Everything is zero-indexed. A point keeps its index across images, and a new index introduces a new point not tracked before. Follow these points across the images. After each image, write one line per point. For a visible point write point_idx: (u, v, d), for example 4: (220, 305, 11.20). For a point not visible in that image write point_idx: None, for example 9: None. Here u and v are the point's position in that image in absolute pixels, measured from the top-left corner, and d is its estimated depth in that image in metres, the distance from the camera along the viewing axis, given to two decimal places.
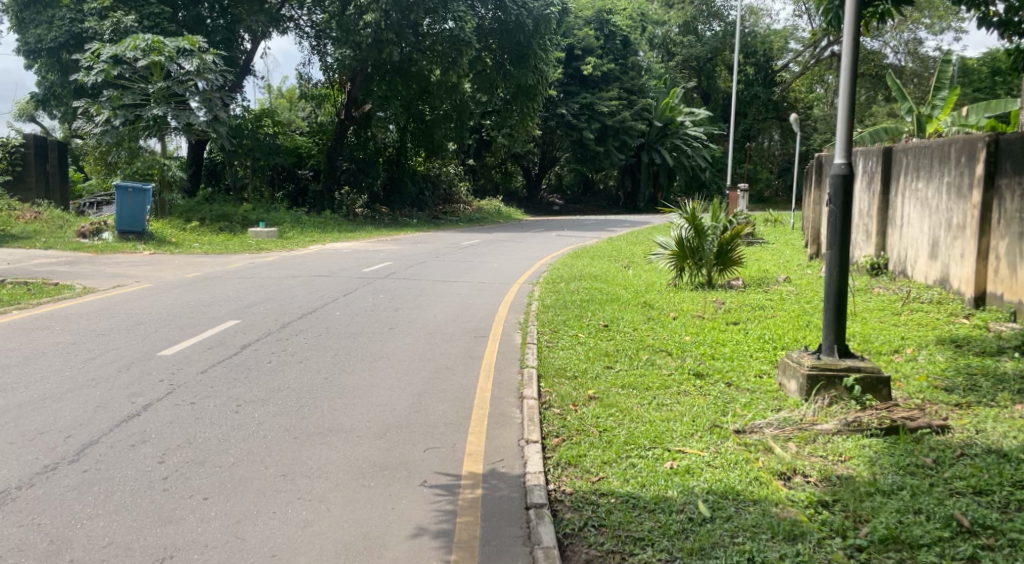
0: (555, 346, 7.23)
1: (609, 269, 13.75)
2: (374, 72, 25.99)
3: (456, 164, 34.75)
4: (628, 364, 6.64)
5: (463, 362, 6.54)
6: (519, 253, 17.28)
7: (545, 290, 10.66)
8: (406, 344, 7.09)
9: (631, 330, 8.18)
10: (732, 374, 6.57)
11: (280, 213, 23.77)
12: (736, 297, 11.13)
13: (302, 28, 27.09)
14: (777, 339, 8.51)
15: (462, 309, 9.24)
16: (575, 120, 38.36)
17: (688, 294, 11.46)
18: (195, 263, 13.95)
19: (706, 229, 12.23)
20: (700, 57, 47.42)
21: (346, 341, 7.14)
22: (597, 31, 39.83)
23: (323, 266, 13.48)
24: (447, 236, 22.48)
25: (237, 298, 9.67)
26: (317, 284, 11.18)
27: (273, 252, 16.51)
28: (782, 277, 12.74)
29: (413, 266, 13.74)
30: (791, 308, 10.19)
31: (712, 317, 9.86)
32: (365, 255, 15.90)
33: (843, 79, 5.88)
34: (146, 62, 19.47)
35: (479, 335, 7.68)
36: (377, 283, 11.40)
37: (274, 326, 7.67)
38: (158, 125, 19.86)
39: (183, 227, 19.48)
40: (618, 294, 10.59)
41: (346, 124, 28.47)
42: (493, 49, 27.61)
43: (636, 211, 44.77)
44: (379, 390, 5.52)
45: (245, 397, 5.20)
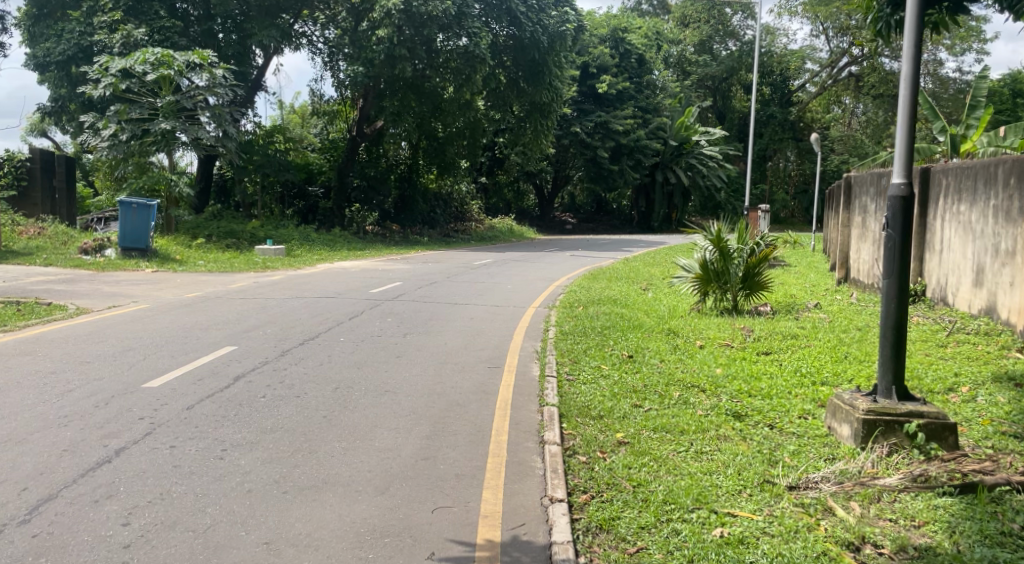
0: (577, 380, 6.63)
1: (628, 292, 13.14)
2: (386, 88, 25.64)
3: (468, 182, 34.37)
4: (660, 403, 6.02)
5: (478, 397, 5.95)
6: (533, 273, 16.71)
7: (563, 315, 10.07)
8: (415, 377, 6.51)
9: (658, 362, 7.55)
10: (774, 415, 5.94)
11: (288, 231, 23.34)
12: (765, 325, 10.50)
13: (315, 45, 26.80)
14: (815, 373, 7.86)
15: (474, 335, 8.66)
16: (589, 139, 37.93)
17: (714, 321, 10.83)
18: (199, 282, 13.46)
19: (732, 252, 11.69)
20: (715, 77, 47.02)
21: (349, 372, 6.56)
22: (612, 49, 39.47)
23: (329, 286, 12.96)
24: (457, 255, 21.98)
25: (237, 320, 9.15)
26: (323, 306, 10.64)
27: (280, 270, 16.03)
28: (812, 304, 12.09)
29: (423, 287, 13.20)
30: (825, 337, 9.55)
31: (742, 347, 9.22)
32: (373, 274, 15.37)
33: (903, 91, 5.34)
34: (156, 76, 19.10)
35: (494, 366, 7.09)
36: (385, 305, 10.84)
37: (273, 354, 7.11)
38: (166, 140, 19.51)
39: (189, 244, 19.09)
40: (640, 320, 9.98)
41: (357, 141, 28.04)
42: (508, 66, 27.21)
43: (650, 230, 44.17)
44: (384, 432, 4.93)
45: (231, 440, 4.62)
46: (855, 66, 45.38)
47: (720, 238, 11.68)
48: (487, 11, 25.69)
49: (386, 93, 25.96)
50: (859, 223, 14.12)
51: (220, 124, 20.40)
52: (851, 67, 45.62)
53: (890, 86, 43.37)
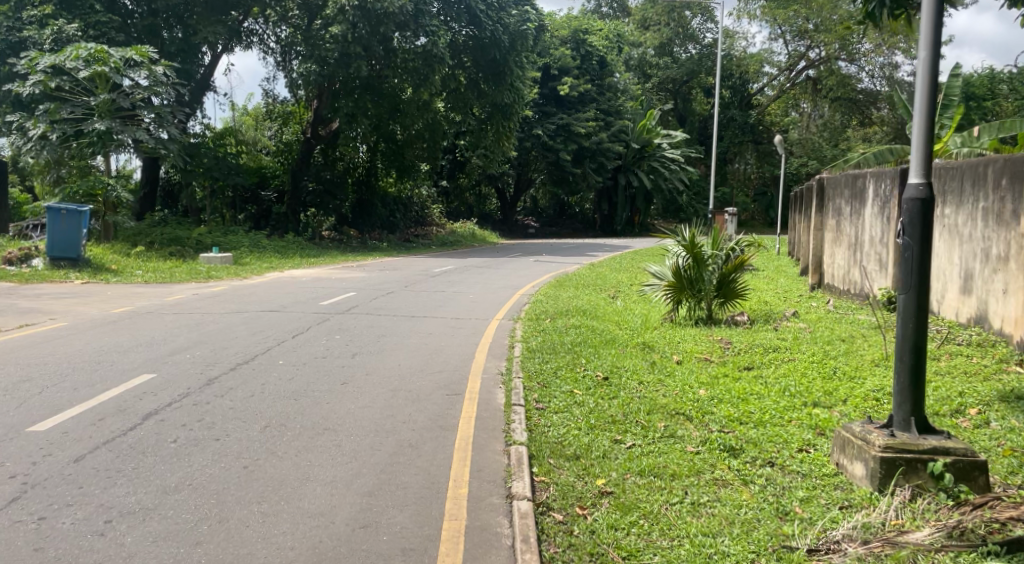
0: (547, 409, 5.81)
1: (596, 301, 12.37)
2: (340, 87, 24.58)
3: (428, 186, 33.45)
4: (645, 436, 5.24)
5: (433, 434, 5.10)
6: (495, 281, 15.89)
7: (529, 330, 9.25)
8: (362, 409, 5.62)
9: (636, 384, 6.77)
10: (773, 449, 5.18)
11: (238, 237, 22.15)
12: (743, 336, 9.81)
13: (266, 44, 25.60)
14: (806, 393, 7.16)
15: (431, 354, 7.78)
16: (551, 141, 37.24)
17: (690, 333, 10.11)
18: (132, 295, 12.34)
19: (707, 258, 10.99)
20: (676, 79, 46.71)
21: (287, 405, 5.66)
22: (573, 50, 38.76)
23: (275, 298, 11.97)
24: (417, 262, 21.04)
25: (164, 339, 8.17)
26: (263, 321, 9.68)
27: (224, 280, 14.95)
28: (790, 312, 11.46)
29: (378, 297, 12.28)
30: (810, 349, 8.87)
31: (723, 362, 8.49)
32: (324, 283, 14.37)
33: (920, 77, 4.60)
34: (89, 74, 17.81)
35: (452, 393, 6.23)
36: (334, 319, 9.90)
37: (196, 383, 6.18)
38: (104, 140, 17.97)
39: (127, 252, 17.85)
40: (612, 334, 9.21)
41: (312, 143, 26.83)
42: (467, 67, 26.36)
43: (613, 234, 43.63)
44: (317, 488, 4.07)
45: (120, 506, 3.74)
46: (813, 69, 45.49)
47: (694, 243, 10.95)
48: (446, 10, 24.97)
49: (341, 93, 24.83)
50: (833, 227, 13.54)
51: (161, 126, 19.20)
52: (808, 70, 45.79)
53: (848, 89, 43.51)
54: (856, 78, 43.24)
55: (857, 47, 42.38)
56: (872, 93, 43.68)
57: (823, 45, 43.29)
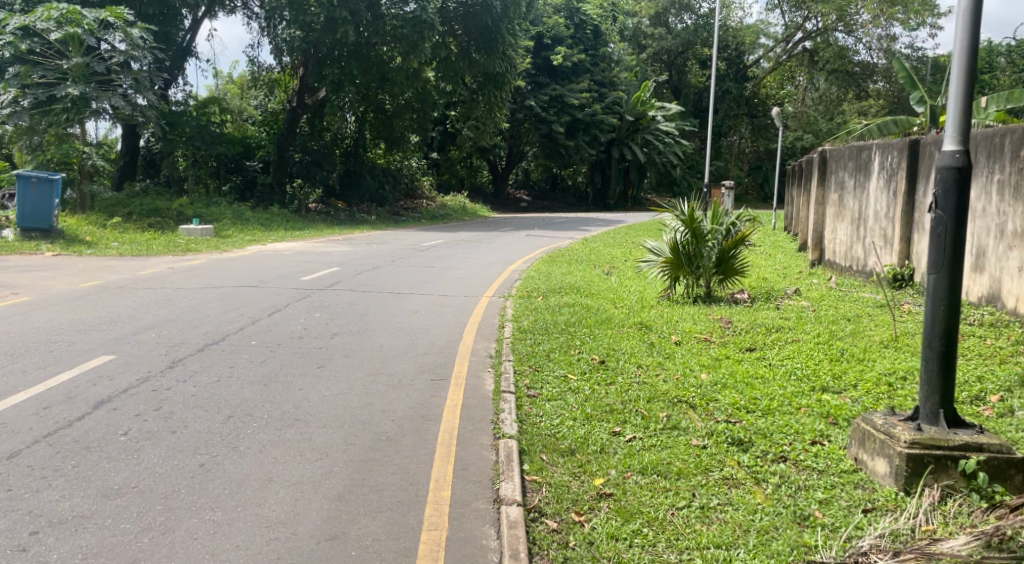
0: (540, 396, 5.37)
1: (590, 278, 11.90)
2: (327, 54, 23.87)
3: (418, 158, 32.79)
4: (645, 428, 4.81)
5: (414, 426, 4.65)
6: (485, 256, 15.42)
7: (520, 308, 8.80)
8: (338, 396, 5.17)
9: (634, 368, 6.33)
10: (785, 442, 4.75)
11: (221, 209, 21.57)
12: (743, 315, 9.36)
13: (251, 9, 24.79)
14: (814, 377, 6.75)
15: (415, 334, 7.30)
16: (544, 113, 36.52)
17: (688, 311, 9.66)
18: (104, 268, 11.80)
19: (706, 233, 10.54)
20: (670, 50, 45.94)
21: (256, 392, 5.20)
22: (567, 19, 37.90)
23: (255, 272, 11.46)
24: (405, 235, 20.54)
25: (131, 316, 7.67)
26: (240, 297, 9.20)
27: (203, 253, 14.39)
28: (790, 290, 11.02)
29: (363, 272, 11.80)
30: (814, 330, 8.43)
31: (723, 344, 8.07)
32: (307, 257, 13.84)
33: (958, 27, 4.08)
34: (62, 35, 17.10)
35: (436, 378, 5.77)
36: (314, 296, 9.41)
37: (159, 366, 5.71)
38: (77, 108, 17.46)
39: (103, 223, 17.23)
40: (607, 313, 8.76)
41: (297, 111, 25.57)
42: (458, 35, 25.67)
43: (606, 208, 43.10)
44: (279, 491, 3.62)
45: (52, 514, 3.29)
46: (810, 41, 44.78)
47: (693, 218, 10.49)
48: None
49: (327, 60, 24.09)
50: (835, 202, 13.07)
51: (138, 92, 18.53)
52: (805, 42, 45.04)
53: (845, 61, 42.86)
54: (853, 50, 42.62)
55: (855, 18, 41.66)
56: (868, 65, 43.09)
57: (820, 15, 42.55)
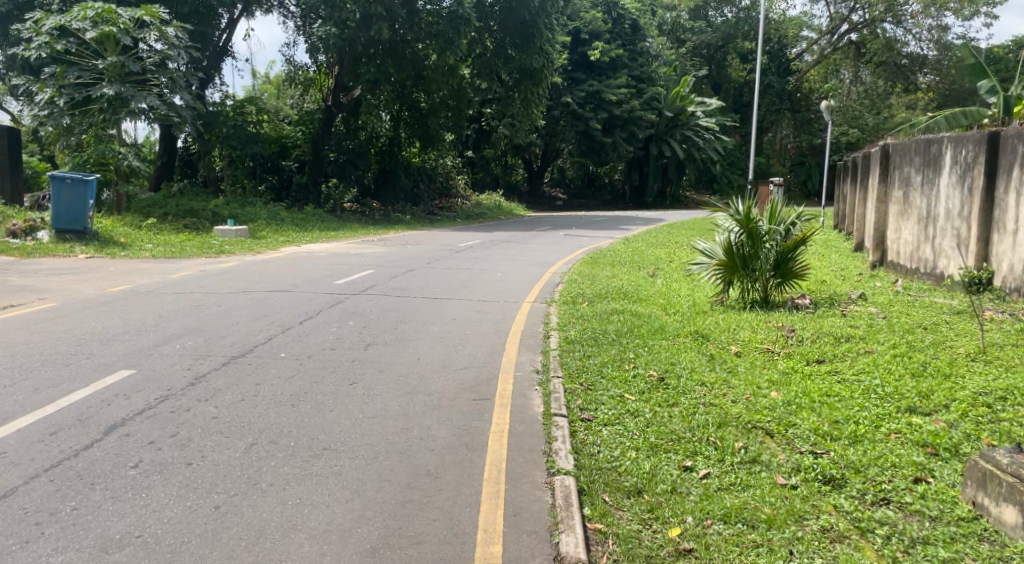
0: (596, 421, 4.80)
1: (636, 281, 11.29)
2: (363, 51, 23.47)
3: (453, 156, 32.33)
4: (720, 462, 4.21)
5: (456, 458, 4.11)
6: (523, 257, 14.86)
7: (565, 315, 8.23)
8: (373, 420, 4.66)
9: (698, 384, 5.74)
10: (885, 479, 4.11)
11: (255, 209, 21.38)
12: (806, 323, 8.67)
13: (287, 8, 24.49)
14: (897, 394, 6.08)
15: (455, 346, 6.79)
16: (581, 110, 35.87)
17: (745, 318, 9.00)
18: (135, 271, 11.46)
19: (763, 234, 9.86)
20: (711, 44, 44.76)
21: (283, 413, 4.70)
22: (605, 14, 37.12)
23: (287, 276, 11.04)
24: (441, 236, 20.09)
25: (157, 323, 7.24)
26: (271, 302, 8.75)
27: (237, 255, 14.04)
28: (854, 294, 10.28)
29: (399, 275, 11.32)
30: (889, 340, 7.73)
31: (790, 356, 7.42)
32: (342, 259, 13.42)
33: None
34: (97, 35, 16.92)
35: (479, 397, 5.24)
36: (348, 302, 8.93)
37: (180, 383, 5.24)
38: (114, 108, 17.19)
39: (138, 224, 17.03)
40: (659, 320, 8.14)
41: (332, 111, 25.63)
42: (494, 31, 25.16)
43: (645, 207, 42.21)
44: (303, 543, 3.11)
45: None
46: (855, 33, 43.45)
47: (749, 218, 9.83)
48: None
49: (362, 57, 23.71)
50: (899, 199, 12.27)
51: (174, 91, 18.32)
52: (851, 34, 43.67)
53: (893, 53, 41.42)
54: (901, 41, 41.18)
55: (904, 8, 40.29)
56: (917, 57, 41.62)
57: (868, 6, 41.15)
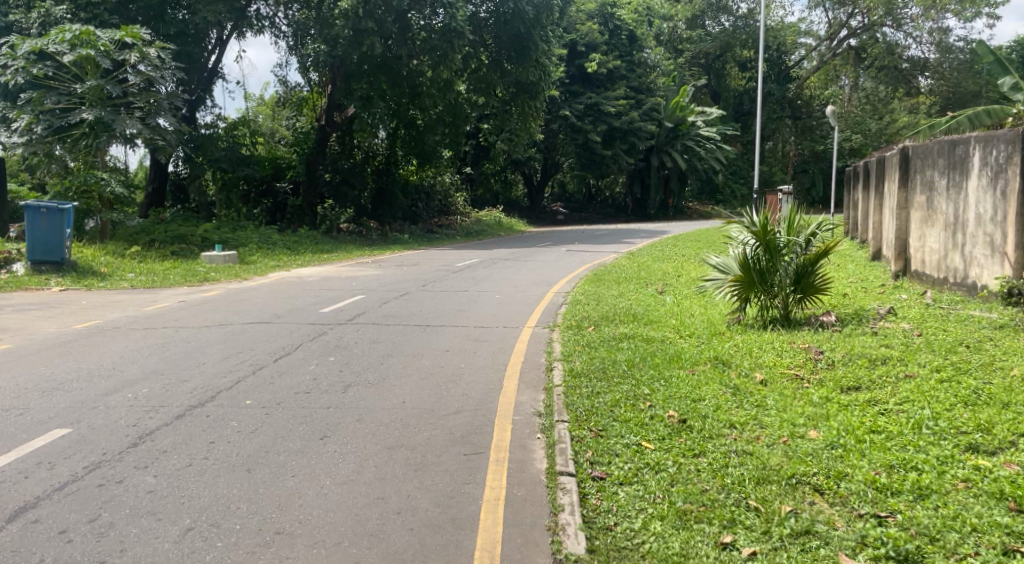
0: (611, 480, 4.03)
1: (645, 300, 10.52)
2: (354, 68, 22.78)
3: (451, 173, 31.66)
4: (766, 537, 3.44)
5: (440, 541, 3.34)
6: (523, 276, 14.09)
7: (571, 343, 7.46)
8: (341, 487, 3.89)
9: (726, 426, 4.96)
10: (974, 550, 3.33)
11: (248, 232, 20.67)
12: (834, 343, 7.89)
13: (279, 27, 23.69)
14: (954, 431, 5.26)
15: (447, 383, 6.02)
16: (580, 122, 35.14)
17: (767, 339, 8.21)
18: (109, 304, 10.72)
19: (782, 247, 9.08)
20: (709, 53, 44.72)
21: (235, 482, 3.92)
22: (601, 25, 36.24)
23: (271, 305, 10.28)
24: (439, 254, 19.35)
25: (114, 367, 6.48)
26: (248, 336, 8.00)
27: (221, 283, 13.30)
28: (882, 309, 9.51)
29: (391, 301, 10.56)
30: (932, 362, 6.95)
31: (824, 384, 6.64)
32: (331, 284, 12.67)
33: None
34: (75, 57, 16.29)
35: (472, 451, 4.47)
36: (331, 333, 8.16)
37: (122, 443, 4.49)
38: (95, 133, 16.66)
39: (121, 252, 16.30)
40: (674, 346, 7.35)
41: (326, 130, 25.01)
42: (489, 45, 24.52)
43: (647, 218, 41.41)
44: None
45: None
46: (855, 38, 42.81)
47: (766, 229, 9.02)
48: None
49: (355, 75, 23.02)
50: (922, 204, 11.49)
51: (158, 114, 17.57)
52: (851, 39, 43.01)
53: (895, 57, 40.83)
54: (902, 44, 40.56)
55: (904, 11, 39.79)
56: (919, 61, 41.07)
57: (867, 11, 40.55)
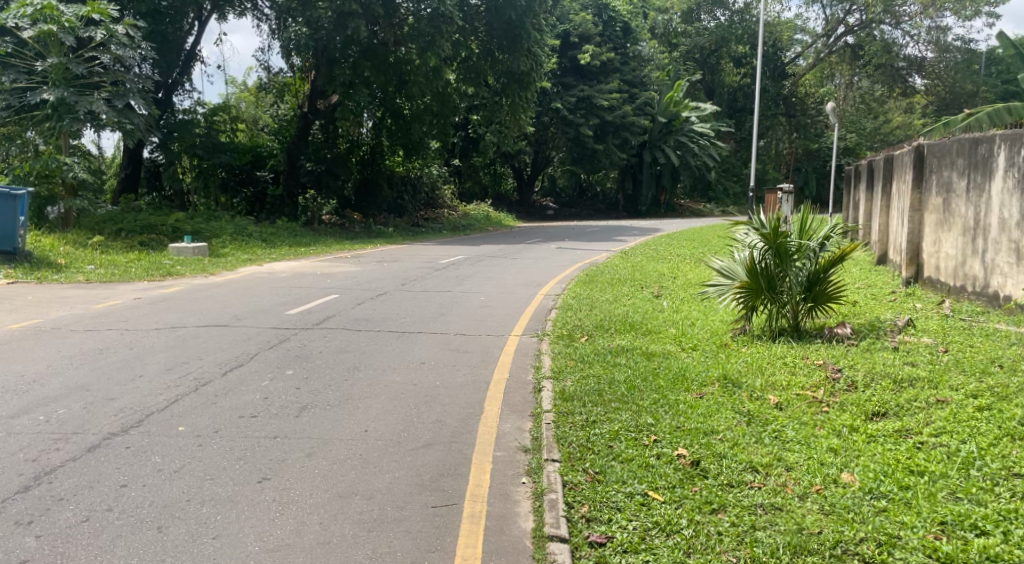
0: (612, 549, 3.24)
1: (641, 305, 9.73)
2: (338, 52, 21.83)
3: (439, 165, 30.76)
4: None
5: None
6: (511, 275, 13.30)
7: (561, 357, 6.65)
8: (270, 559, 3.08)
9: (747, 468, 4.16)
10: None
11: (223, 223, 19.72)
12: (853, 359, 7.12)
13: (262, 10, 22.64)
14: (1012, 475, 4.46)
15: (419, 406, 5.20)
16: (571, 115, 34.29)
17: (777, 353, 7.43)
18: (57, 300, 9.81)
19: (792, 252, 8.30)
20: (703, 47, 43.96)
21: (136, 548, 3.11)
22: (594, 16, 35.42)
23: (236, 304, 9.42)
24: (423, 249, 18.54)
25: (34, 379, 5.62)
26: (201, 342, 7.15)
27: (186, 278, 12.38)
28: (900, 320, 8.75)
29: (367, 302, 9.72)
30: (968, 386, 6.17)
31: (848, 410, 5.87)
32: (305, 281, 11.81)
33: None
34: (36, 34, 15.33)
35: (442, 502, 3.66)
36: (295, 339, 7.31)
37: (9, 486, 3.66)
38: (59, 115, 15.67)
39: (84, 242, 15.36)
40: (677, 362, 6.56)
41: (310, 118, 24.13)
42: (479, 33, 23.69)
43: (638, 215, 40.67)
44: None
45: None
46: (852, 35, 42.07)
47: (777, 232, 8.24)
48: None
49: (339, 60, 22.02)
50: (937, 207, 10.73)
51: (126, 96, 16.58)
52: (847, 37, 42.23)
53: (891, 56, 40.21)
54: (899, 43, 39.86)
55: (902, 9, 39.02)
56: (915, 60, 40.53)
57: (865, 7, 39.83)
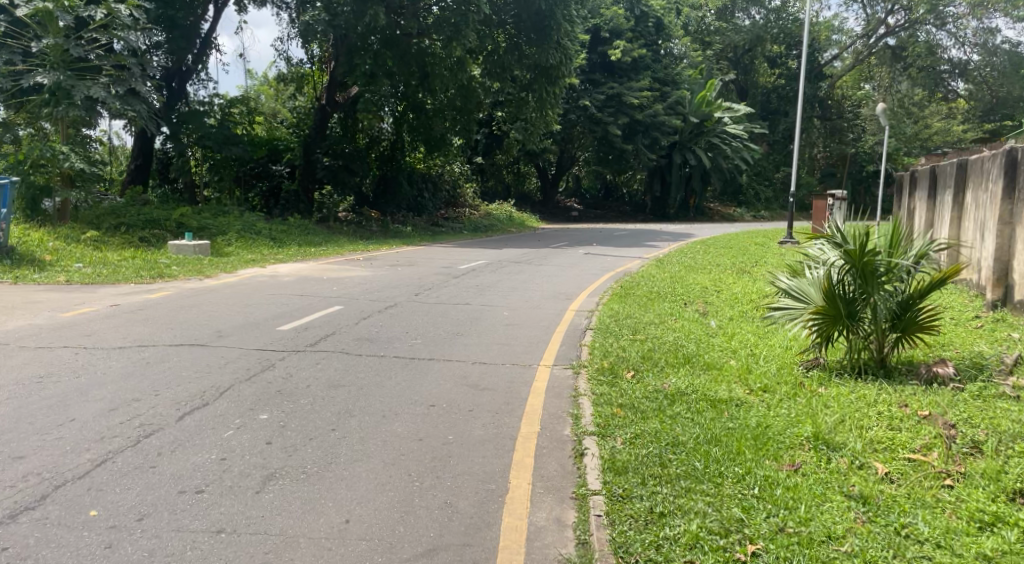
0: None
1: (691, 328, 8.36)
2: (358, 41, 20.49)
3: (461, 162, 29.49)
4: None
5: None
6: (537, 285, 12.01)
7: (602, 402, 5.31)
8: None
9: None
10: None
11: (230, 218, 18.65)
12: (967, 410, 5.68)
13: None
14: None
15: (423, 478, 3.91)
16: (599, 113, 32.90)
17: (869, 398, 6.02)
18: (22, 305, 8.60)
19: (880, 273, 6.90)
20: (738, 46, 42.31)
21: None
22: (627, 11, 33.84)
23: (223, 315, 8.20)
24: (440, 252, 17.27)
25: None
26: (165, 368, 5.89)
27: (178, 280, 11.19)
28: (1004, 354, 7.29)
29: (374, 316, 8.46)
30: None
31: (984, 488, 4.29)
32: (308, 287, 10.58)
33: None
34: (31, 11, 14.14)
35: None
36: (280, 366, 6.06)
37: None
38: (56, 99, 14.52)
39: (77, 237, 14.20)
40: (754, 417, 5.16)
41: (327, 110, 22.87)
42: (507, 26, 22.39)
43: (667, 219, 39.11)
44: None
45: None
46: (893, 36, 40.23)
47: (863, 249, 6.81)
48: None
49: (357, 49, 20.72)
50: None
51: (130, 82, 15.31)
52: (888, 38, 40.25)
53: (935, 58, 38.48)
54: (943, 47, 38.16)
55: (949, 10, 37.10)
56: (959, 63, 38.89)
57: (909, 7, 37.96)
